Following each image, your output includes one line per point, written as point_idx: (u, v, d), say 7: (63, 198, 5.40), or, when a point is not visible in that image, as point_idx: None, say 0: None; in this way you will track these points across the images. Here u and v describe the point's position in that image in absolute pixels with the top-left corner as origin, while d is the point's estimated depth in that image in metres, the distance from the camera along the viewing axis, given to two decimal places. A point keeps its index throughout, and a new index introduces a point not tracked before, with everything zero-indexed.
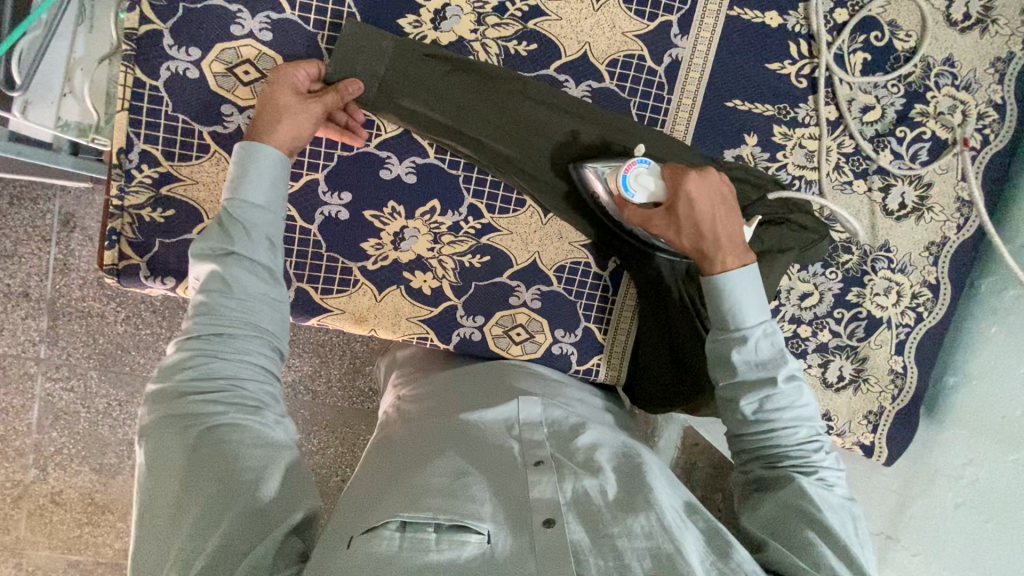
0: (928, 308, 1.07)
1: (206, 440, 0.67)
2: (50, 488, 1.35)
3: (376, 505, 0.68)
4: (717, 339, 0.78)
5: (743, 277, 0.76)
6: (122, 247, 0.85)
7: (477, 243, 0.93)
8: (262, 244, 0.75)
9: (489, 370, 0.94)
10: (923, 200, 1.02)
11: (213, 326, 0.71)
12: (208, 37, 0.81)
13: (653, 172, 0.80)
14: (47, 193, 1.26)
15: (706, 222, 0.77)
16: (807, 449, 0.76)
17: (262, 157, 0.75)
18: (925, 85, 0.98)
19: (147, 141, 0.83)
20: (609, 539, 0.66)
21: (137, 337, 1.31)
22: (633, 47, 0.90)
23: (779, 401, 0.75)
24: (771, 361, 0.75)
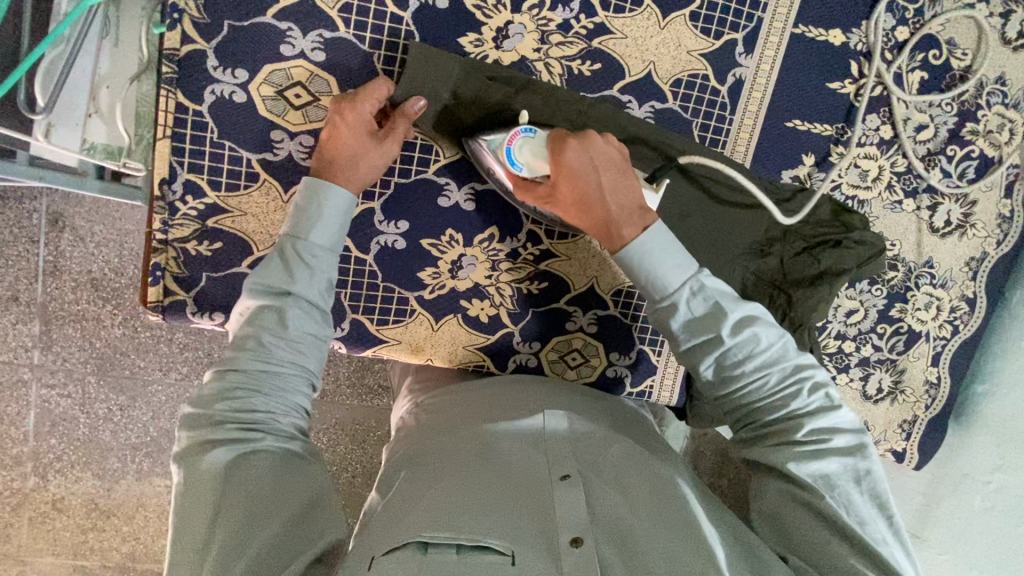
0: (964, 321, 1.08)
1: (236, 468, 0.63)
2: (50, 496, 1.28)
3: (392, 525, 0.63)
4: (652, 314, 0.76)
5: (650, 239, 0.73)
6: (166, 282, 0.80)
7: (535, 269, 0.91)
8: (324, 288, 0.73)
9: (512, 383, 0.89)
10: (967, 217, 1.03)
11: (260, 361, 0.68)
12: (257, 57, 0.75)
13: (536, 142, 0.73)
14: (33, 192, 1.17)
15: (593, 195, 0.74)
16: (787, 401, 0.72)
17: (331, 199, 0.73)
18: (977, 104, 0.98)
19: (192, 170, 0.78)
20: (643, 561, 0.61)
21: (136, 341, 1.25)
22: (698, 66, 0.88)
23: (732, 357, 0.72)
24: (706, 316, 0.73)
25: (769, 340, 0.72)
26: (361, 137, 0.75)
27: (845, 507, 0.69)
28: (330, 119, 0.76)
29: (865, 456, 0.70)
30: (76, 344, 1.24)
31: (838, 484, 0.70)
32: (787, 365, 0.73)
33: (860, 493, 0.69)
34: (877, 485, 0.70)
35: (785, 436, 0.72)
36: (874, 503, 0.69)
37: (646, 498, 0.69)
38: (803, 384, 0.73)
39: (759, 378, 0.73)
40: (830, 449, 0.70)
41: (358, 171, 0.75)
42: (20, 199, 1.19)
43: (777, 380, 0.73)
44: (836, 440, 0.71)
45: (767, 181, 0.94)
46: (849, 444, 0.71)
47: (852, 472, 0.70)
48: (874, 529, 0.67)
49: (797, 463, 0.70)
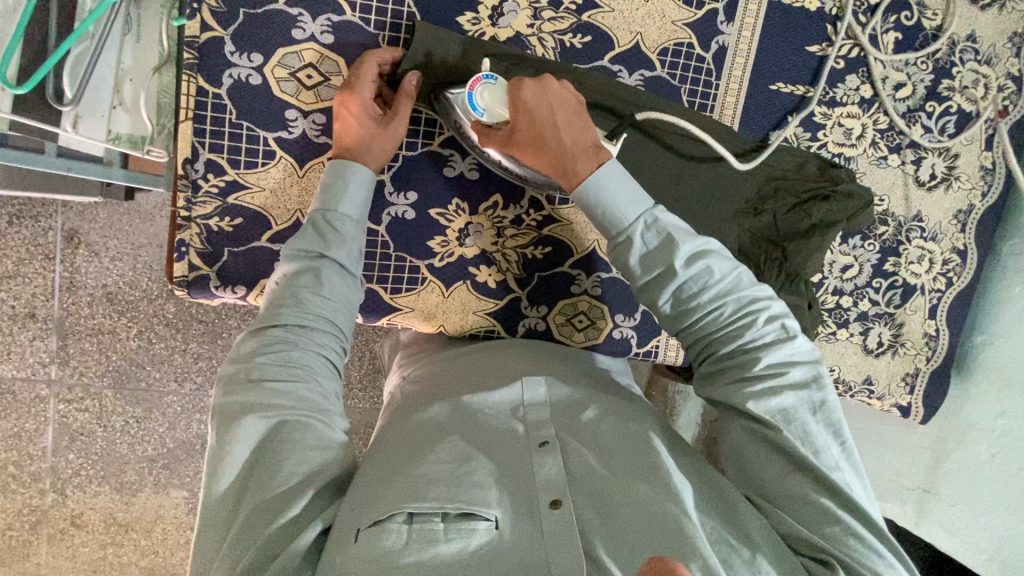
0: (957, 273, 1.11)
1: (269, 434, 0.67)
2: (70, 511, 1.31)
3: (378, 489, 0.66)
4: (613, 250, 0.79)
5: (605, 175, 0.77)
6: (191, 258, 0.84)
7: (539, 234, 0.95)
8: (354, 254, 0.79)
9: (495, 348, 0.93)
10: (951, 170, 1.07)
11: (298, 317, 0.73)
12: (270, 42, 0.81)
13: (495, 89, 0.79)
14: (49, 208, 1.21)
15: (548, 132, 0.78)
16: (742, 334, 0.74)
17: (356, 175, 0.79)
18: (950, 62, 1.03)
19: (212, 150, 0.83)
20: (615, 513, 0.66)
21: (152, 351, 1.29)
22: (682, 35, 0.93)
23: (689, 288, 0.75)
24: (661, 249, 0.75)
25: (722, 271, 0.75)
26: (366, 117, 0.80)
27: (798, 435, 0.70)
28: (337, 109, 0.81)
29: (816, 383, 0.72)
30: (92, 358, 1.27)
31: (793, 413, 0.71)
32: (741, 297, 0.75)
33: (814, 419, 0.71)
34: (830, 411, 0.71)
35: (739, 366, 0.74)
36: (828, 430, 0.70)
37: (618, 453, 0.73)
38: (757, 315, 0.75)
39: (715, 309, 0.75)
40: (783, 377, 0.72)
41: (370, 151, 0.80)
42: (35, 217, 1.23)
43: (731, 311, 0.75)
44: (790, 369, 0.73)
45: (756, 142, 0.99)
46: (801, 374, 0.72)
47: (806, 399, 0.71)
48: (825, 457, 0.69)
49: (750, 392, 0.71)
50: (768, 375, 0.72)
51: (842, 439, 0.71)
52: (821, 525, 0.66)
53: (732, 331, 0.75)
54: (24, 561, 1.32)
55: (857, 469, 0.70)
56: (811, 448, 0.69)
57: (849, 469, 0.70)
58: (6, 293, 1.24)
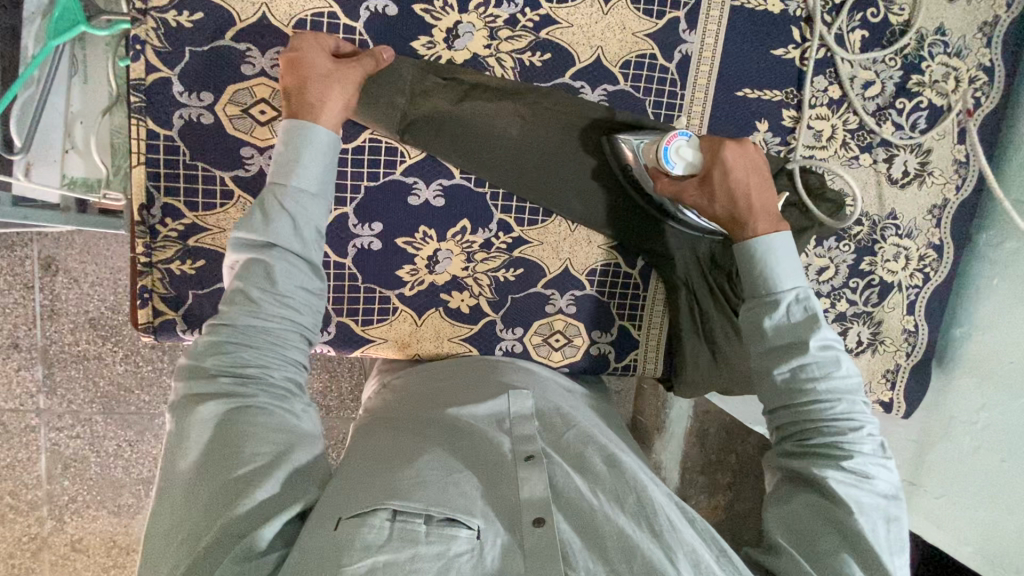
0: (933, 268, 1.11)
1: (230, 420, 0.64)
2: (69, 537, 1.29)
3: (362, 489, 0.66)
4: (750, 303, 0.79)
5: (780, 240, 0.79)
6: (154, 303, 0.83)
7: (510, 257, 0.94)
8: (313, 240, 0.72)
9: (482, 364, 0.93)
10: (924, 166, 1.06)
11: (250, 314, 0.68)
12: (219, 79, 0.79)
13: (692, 146, 0.84)
14: (22, 237, 1.18)
15: (741, 192, 0.82)
16: (847, 430, 0.73)
17: (315, 144, 0.73)
18: (920, 56, 1.02)
19: (168, 193, 0.81)
20: (597, 534, 0.66)
21: (138, 375, 1.27)
22: (644, 47, 0.91)
23: (813, 369, 0.74)
24: (801, 325, 0.76)
25: (850, 368, 0.74)
26: (325, 60, 0.76)
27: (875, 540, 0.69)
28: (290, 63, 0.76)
29: (897, 506, 0.72)
30: (79, 384, 1.25)
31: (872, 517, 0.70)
32: (856, 400, 0.75)
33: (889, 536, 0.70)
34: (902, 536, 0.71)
35: (833, 456, 0.72)
36: (896, 546, 0.70)
37: (605, 477, 0.73)
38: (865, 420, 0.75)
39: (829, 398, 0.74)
40: (873, 485, 0.71)
41: (336, 92, 0.76)
42: (10, 246, 1.19)
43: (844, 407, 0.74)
44: (879, 482, 0.73)
45: None
46: (887, 486, 0.72)
47: (885, 515, 0.71)
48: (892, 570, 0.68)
49: (842, 483, 0.70)
50: (859, 475, 0.71)
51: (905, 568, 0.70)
52: None
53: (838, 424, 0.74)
54: None
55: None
56: (885, 554, 0.68)
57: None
58: None
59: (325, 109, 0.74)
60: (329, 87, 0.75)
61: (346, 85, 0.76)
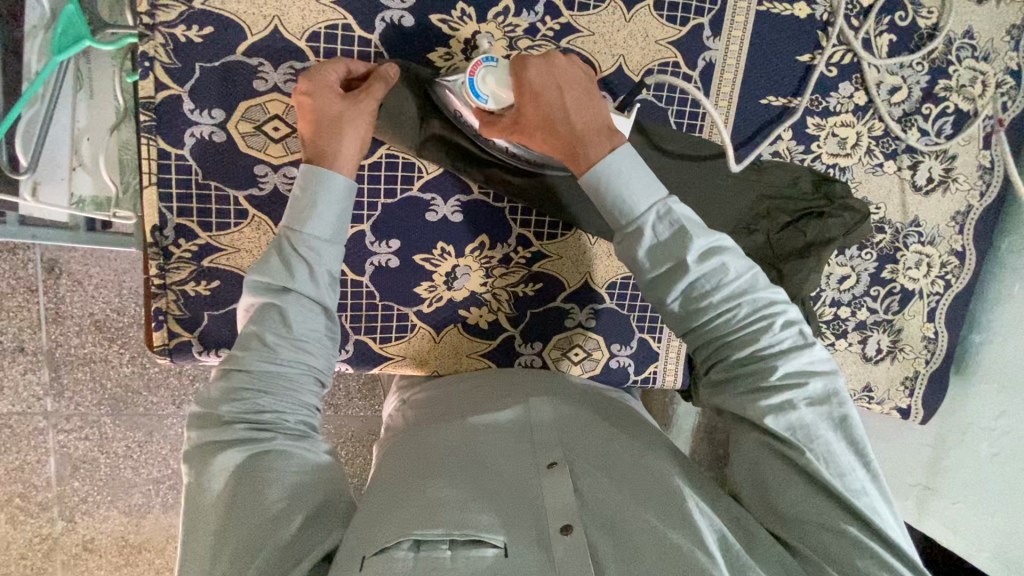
0: (955, 274, 1.09)
1: (248, 468, 0.64)
2: (81, 537, 1.28)
3: (384, 516, 0.64)
4: (621, 241, 0.72)
5: (617, 159, 0.71)
6: (169, 325, 0.82)
7: (529, 271, 0.92)
8: (326, 283, 0.72)
9: (502, 373, 0.91)
10: (948, 172, 1.04)
11: (264, 359, 0.69)
12: (231, 96, 0.76)
13: (497, 72, 0.73)
14: (26, 241, 1.15)
15: (557, 116, 0.73)
16: (756, 340, 0.69)
17: (331, 188, 0.72)
18: (947, 60, 0.99)
19: (181, 215, 0.79)
20: (628, 538, 0.63)
21: (146, 377, 1.25)
22: (667, 55, 0.89)
23: (702, 286, 0.70)
24: (674, 242, 0.70)
25: (735, 269, 0.70)
26: (335, 99, 0.73)
27: (820, 453, 0.66)
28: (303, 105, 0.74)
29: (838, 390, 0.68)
30: (88, 387, 1.23)
31: (812, 428, 0.67)
32: (755, 299, 0.70)
33: (836, 437, 0.67)
34: (851, 426, 0.67)
35: (751, 373, 0.70)
36: (848, 446, 0.67)
37: (630, 479, 0.70)
38: (772, 319, 0.70)
39: (728, 311, 0.70)
40: (799, 390, 0.68)
41: (351, 135, 0.74)
42: (13, 250, 1.17)
43: (745, 315, 0.70)
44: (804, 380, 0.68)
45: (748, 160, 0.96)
46: (816, 383, 0.68)
47: (826, 415, 0.67)
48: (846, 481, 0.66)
49: (764, 401, 0.68)
50: (785, 384, 0.68)
51: (865, 458, 0.67)
52: (852, 561, 0.63)
53: (747, 335, 0.70)
54: None
55: (881, 491, 0.67)
56: (829, 459, 0.66)
57: (876, 493, 0.67)
58: None
59: (341, 156, 0.73)
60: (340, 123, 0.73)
61: (357, 125, 0.74)
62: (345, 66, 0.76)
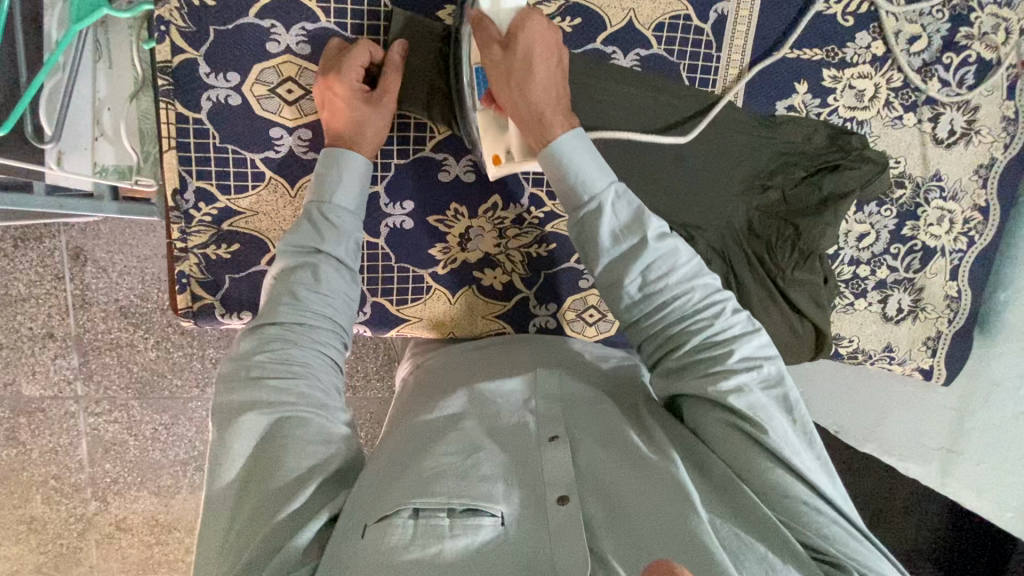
0: (979, 231, 1.07)
1: (270, 430, 0.66)
2: (113, 517, 1.33)
3: (387, 486, 0.64)
4: (579, 221, 0.72)
5: (575, 136, 0.73)
6: (193, 288, 0.83)
7: (543, 231, 0.92)
8: (351, 248, 0.75)
9: (512, 342, 0.91)
10: (971, 124, 1.01)
11: (295, 316, 0.71)
12: (245, 59, 0.78)
13: (499, 8, 0.76)
14: (52, 229, 1.18)
15: (538, 69, 0.74)
16: (711, 325, 0.69)
17: (350, 164, 0.75)
18: (968, 7, 0.96)
19: (200, 177, 0.80)
20: (625, 511, 0.63)
21: (170, 360, 1.28)
22: (678, 7, 0.88)
23: (656, 266, 0.70)
24: (632, 219, 0.71)
25: (688, 252, 0.71)
26: (357, 97, 0.76)
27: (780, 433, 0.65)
28: (323, 97, 0.77)
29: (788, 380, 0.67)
30: (115, 371, 1.26)
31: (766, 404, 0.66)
32: (705, 286, 0.71)
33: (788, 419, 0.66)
34: (803, 411, 0.67)
35: (711, 361, 0.68)
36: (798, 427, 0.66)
37: (631, 447, 0.69)
38: (723, 304, 0.71)
39: (682, 296, 0.70)
40: (756, 372, 0.67)
41: (377, 126, 0.77)
42: (40, 238, 1.20)
43: (697, 299, 0.71)
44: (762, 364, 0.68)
45: (760, 117, 0.94)
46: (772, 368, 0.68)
47: (778, 397, 0.67)
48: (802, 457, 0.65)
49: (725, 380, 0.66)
50: (741, 366, 0.67)
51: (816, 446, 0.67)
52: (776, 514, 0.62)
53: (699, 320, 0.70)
54: (76, 567, 1.34)
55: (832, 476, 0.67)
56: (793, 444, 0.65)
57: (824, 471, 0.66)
58: (23, 315, 1.22)
59: (366, 143, 0.77)
60: (360, 123, 0.76)
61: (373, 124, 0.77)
62: (367, 53, 0.77)
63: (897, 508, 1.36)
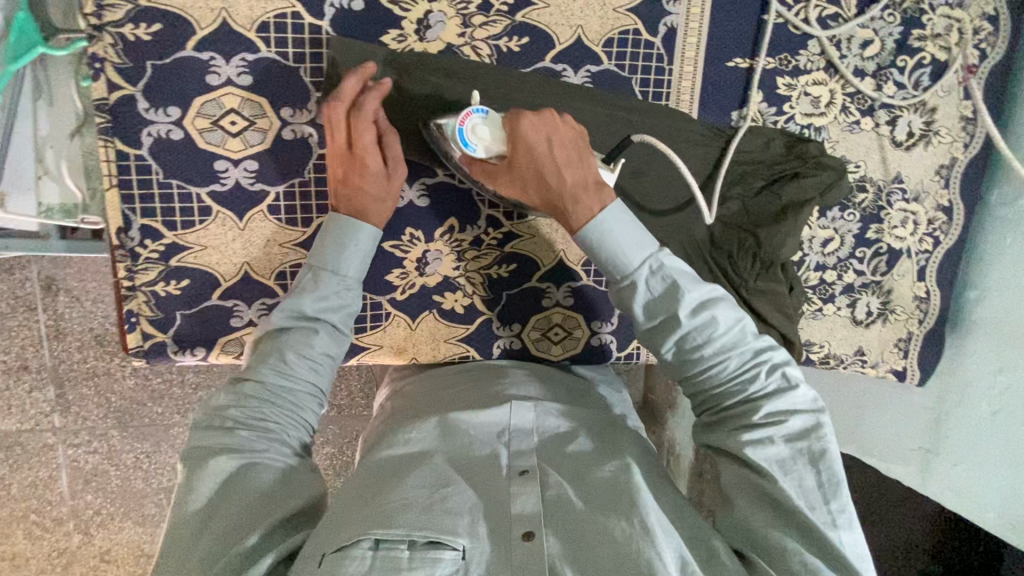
0: (944, 231, 1.06)
1: (239, 474, 0.65)
2: (98, 548, 1.29)
3: (347, 519, 0.63)
4: (617, 295, 0.73)
5: (609, 220, 0.71)
6: (142, 326, 0.82)
7: (501, 252, 0.91)
8: (344, 318, 0.77)
9: (485, 371, 0.90)
10: (929, 126, 1.02)
11: (279, 374, 0.71)
12: (184, 92, 0.76)
13: (490, 122, 0.74)
14: (21, 261, 1.15)
15: (549, 173, 0.72)
16: (746, 388, 0.69)
17: (362, 234, 0.76)
18: (920, 9, 0.97)
19: (144, 215, 0.79)
20: (589, 546, 0.62)
21: (150, 388, 1.25)
22: (627, 22, 0.87)
23: (694, 336, 0.70)
24: (665, 295, 0.70)
25: (728, 319, 0.70)
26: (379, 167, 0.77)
27: (799, 489, 0.65)
28: (338, 165, 0.77)
29: (820, 445, 0.66)
30: (93, 402, 1.23)
31: (792, 465, 0.66)
32: (745, 351, 0.70)
33: (814, 478, 0.65)
34: (834, 470, 0.65)
35: (745, 416, 0.69)
36: (829, 487, 0.65)
37: (599, 480, 0.68)
38: (762, 363, 0.70)
39: (719, 363, 0.70)
40: (784, 429, 0.67)
41: (399, 163, 0.78)
42: (9, 270, 1.17)
43: (734, 366, 0.70)
44: (793, 423, 0.67)
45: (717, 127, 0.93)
46: (801, 424, 0.67)
47: (804, 451, 0.66)
48: (829, 531, 0.63)
49: (754, 446, 0.66)
50: (772, 423, 0.67)
51: (846, 507, 0.65)
52: None
53: (734, 384, 0.70)
54: None
55: (860, 535, 0.64)
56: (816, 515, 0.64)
57: (854, 534, 0.64)
58: None
59: (384, 213, 0.79)
60: (381, 195, 0.78)
61: (390, 193, 0.79)
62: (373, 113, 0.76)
63: (881, 507, 1.36)
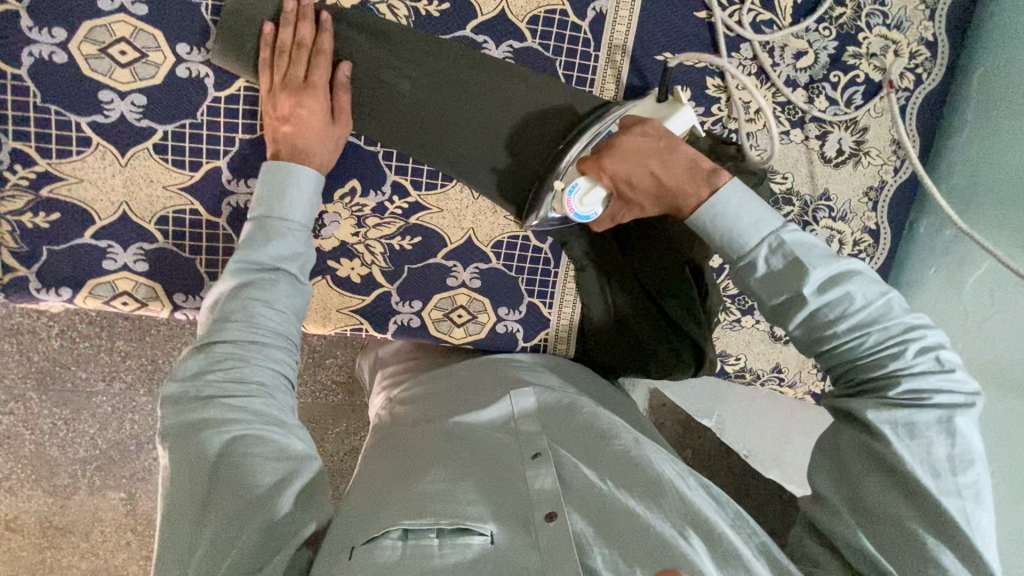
0: (869, 254, 1.05)
1: (228, 448, 0.64)
2: (3, 516, 1.21)
3: (378, 509, 0.65)
4: (735, 276, 0.70)
5: (725, 212, 0.68)
6: (4, 258, 0.77)
7: (406, 223, 0.88)
8: (308, 266, 0.76)
9: (482, 366, 0.91)
10: (859, 145, 1.01)
11: (247, 332, 0.69)
12: (72, 15, 0.72)
13: (586, 192, 0.74)
14: None
15: (671, 190, 0.71)
16: (883, 365, 0.65)
17: (303, 181, 0.75)
18: (856, 27, 0.96)
19: (17, 138, 0.74)
20: (611, 519, 0.63)
21: (76, 350, 1.16)
22: (554, 2, 0.85)
23: (831, 312, 0.65)
24: (789, 275, 0.66)
25: (865, 297, 0.65)
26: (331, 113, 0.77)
27: (929, 466, 0.62)
28: (290, 106, 0.75)
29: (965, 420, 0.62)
30: (13, 358, 1.14)
31: (927, 442, 0.62)
32: (889, 325, 0.65)
33: (952, 455, 0.62)
34: (973, 447, 0.62)
35: (879, 391, 0.65)
36: (966, 463, 0.62)
37: (611, 459, 0.70)
38: (909, 342, 0.65)
39: (857, 338, 0.66)
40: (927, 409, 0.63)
41: (323, 93, 0.76)
42: None
43: (875, 341, 0.65)
44: (940, 399, 0.63)
45: None
46: (948, 401, 0.63)
47: (947, 434, 0.62)
48: (952, 505, 0.61)
49: (882, 417, 0.64)
50: (913, 405, 0.63)
51: (980, 479, 0.62)
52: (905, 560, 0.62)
53: (872, 362, 0.65)
54: None
55: (989, 506, 0.62)
56: (946, 489, 0.61)
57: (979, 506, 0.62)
58: None
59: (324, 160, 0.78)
60: (328, 143, 0.77)
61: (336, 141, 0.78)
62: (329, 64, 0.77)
63: None
